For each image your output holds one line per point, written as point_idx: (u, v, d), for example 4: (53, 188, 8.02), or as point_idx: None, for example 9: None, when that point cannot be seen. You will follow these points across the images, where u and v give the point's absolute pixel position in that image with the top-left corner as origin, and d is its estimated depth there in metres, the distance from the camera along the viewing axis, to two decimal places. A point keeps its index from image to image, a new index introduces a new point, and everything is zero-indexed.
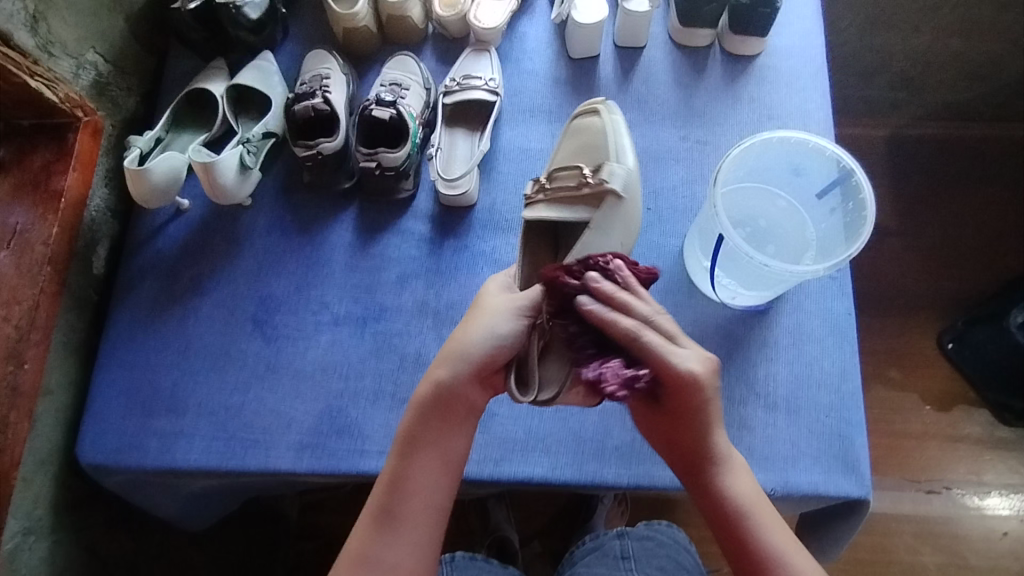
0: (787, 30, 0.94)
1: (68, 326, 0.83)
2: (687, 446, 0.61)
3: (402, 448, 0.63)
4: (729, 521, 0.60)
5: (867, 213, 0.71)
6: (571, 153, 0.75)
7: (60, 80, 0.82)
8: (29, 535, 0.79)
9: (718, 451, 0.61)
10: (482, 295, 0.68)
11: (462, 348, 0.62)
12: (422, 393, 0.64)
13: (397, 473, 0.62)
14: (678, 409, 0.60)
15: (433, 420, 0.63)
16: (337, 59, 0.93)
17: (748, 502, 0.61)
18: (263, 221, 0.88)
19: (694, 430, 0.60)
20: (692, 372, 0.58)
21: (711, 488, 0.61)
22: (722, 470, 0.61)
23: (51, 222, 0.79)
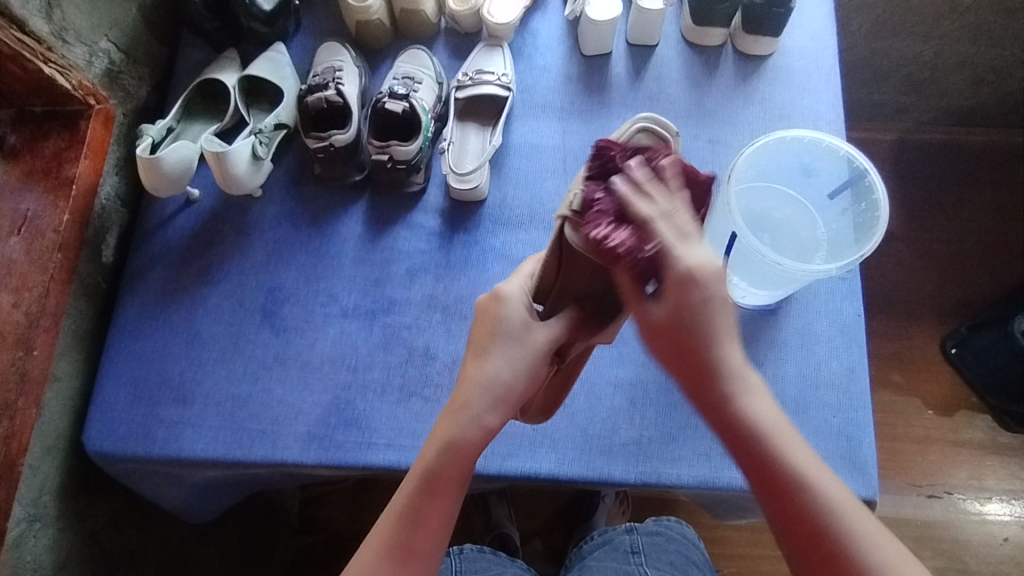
0: (799, 31, 0.94)
1: (77, 314, 0.83)
2: (695, 370, 0.53)
3: (427, 484, 0.56)
4: (760, 457, 0.53)
5: (880, 212, 0.71)
6: None
7: (73, 68, 0.82)
8: (34, 522, 0.79)
9: (733, 372, 0.53)
10: (508, 320, 0.59)
11: (499, 387, 0.57)
12: (472, 440, 0.56)
13: (414, 506, 0.56)
14: (682, 326, 0.52)
15: (457, 457, 0.56)
16: (350, 52, 0.93)
17: (772, 425, 0.54)
18: (273, 212, 0.88)
19: (703, 347, 0.53)
20: (694, 266, 0.52)
21: (731, 414, 0.53)
22: (743, 397, 0.54)
23: (62, 209, 0.79)
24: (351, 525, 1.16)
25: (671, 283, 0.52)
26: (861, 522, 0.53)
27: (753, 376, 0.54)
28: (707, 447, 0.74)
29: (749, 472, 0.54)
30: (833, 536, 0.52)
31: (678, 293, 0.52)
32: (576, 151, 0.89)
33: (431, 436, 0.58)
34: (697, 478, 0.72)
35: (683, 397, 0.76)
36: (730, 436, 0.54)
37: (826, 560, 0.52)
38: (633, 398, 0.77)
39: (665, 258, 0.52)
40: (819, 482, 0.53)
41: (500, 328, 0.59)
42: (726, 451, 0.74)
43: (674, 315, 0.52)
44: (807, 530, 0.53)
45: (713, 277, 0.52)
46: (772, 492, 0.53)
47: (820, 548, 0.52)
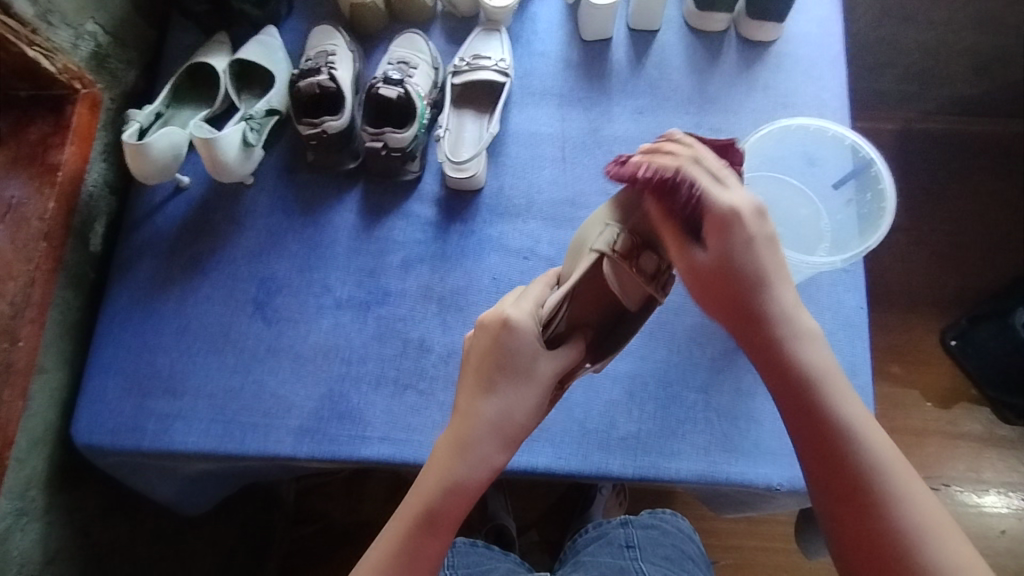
0: (804, 16, 0.92)
1: (64, 303, 0.81)
2: (743, 313, 0.56)
3: (424, 525, 0.55)
4: (803, 393, 0.55)
5: (886, 203, 0.70)
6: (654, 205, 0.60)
7: (58, 51, 0.79)
8: (22, 516, 0.77)
9: (784, 314, 0.56)
10: (519, 350, 0.56)
11: (501, 423, 0.55)
12: (470, 480, 0.55)
13: (410, 549, 0.55)
14: (731, 270, 0.55)
15: (456, 499, 0.55)
16: (344, 35, 0.91)
17: (823, 368, 0.55)
18: (265, 200, 0.86)
19: (748, 287, 0.55)
20: (733, 207, 0.54)
21: (784, 353, 0.55)
22: (793, 336, 0.56)
23: (48, 196, 0.77)
24: (347, 516, 1.16)
25: (713, 231, 0.55)
26: (899, 472, 0.52)
27: (809, 319, 0.57)
28: (706, 442, 0.73)
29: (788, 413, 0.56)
30: (868, 482, 0.52)
31: (718, 234, 0.55)
32: (575, 139, 0.87)
33: (433, 470, 0.56)
34: (696, 473, 0.71)
35: (683, 391, 0.75)
36: (772, 370, 0.56)
37: (862, 509, 0.52)
38: (631, 392, 0.75)
39: (707, 201, 0.55)
40: (860, 423, 0.54)
41: (511, 363, 0.56)
42: (727, 446, 0.72)
43: (716, 260, 0.55)
44: (845, 473, 0.53)
45: (753, 221, 0.55)
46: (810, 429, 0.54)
47: (856, 493, 0.52)
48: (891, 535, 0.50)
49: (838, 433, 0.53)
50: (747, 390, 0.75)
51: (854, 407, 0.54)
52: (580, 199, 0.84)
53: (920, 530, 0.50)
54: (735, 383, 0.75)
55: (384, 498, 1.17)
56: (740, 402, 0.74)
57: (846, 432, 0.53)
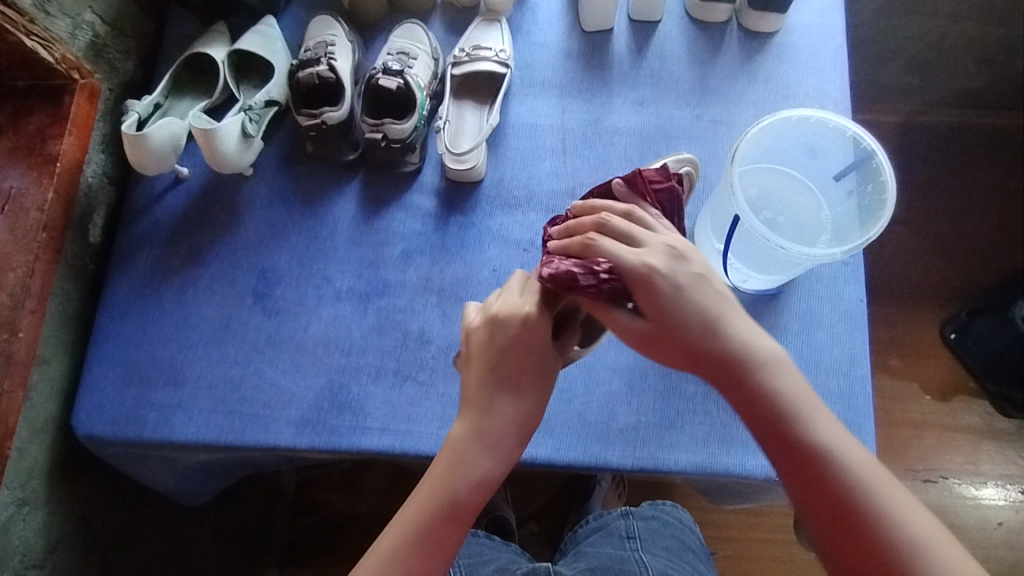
0: (806, 7, 0.91)
1: (64, 294, 0.81)
2: (709, 356, 0.55)
3: (450, 512, 0.55)
4: (780, 428, 0.54)
5: (886, 195, 0.70)
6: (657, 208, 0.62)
7: (56, 40, 0.79)
8: (23, 506, 0.78)
9: (747, 349, 0.55)
10: (538, 346, 0.58)
11: (521, 415, 0.57)
12: (492, 468, 0.56)
13: (435, 536, 0.55)
14: (685, 317, 0.54)
15: (480, 487, 0.56)
16: (343, 25, 0.90)
17: (796, 398, 0.54)
18: (264, 192, 0.86)
19: (704, 333, 0.55)
20: (648, 262, 0.55)
21: (756, 389, 0.54)
22: (762, 368, 0.55)
23: (47, 187, 0.77)
24: (347, 507, 1.16)
25: (649, 299, 0.55)
26: (891, 488, 0.52)
27: (773, 345, 0.56)
28: (704, 433, 0.73)
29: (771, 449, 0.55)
30: (857, 511, 0.52)
31: (644, 290, 0.55)
32: (576, 131, 0.87)
33: (457, 458, 0.56)
34: (695, 464, 0.72)
35: (683, 383, 0.75)
36: (746, 408, 0.55)
37: (857, 539, 0.51)
38: (631, 383, 0.75)
39: (619, 267, 0.55)
40: (841, 447, 0.54)
41: (530, 358, 0.58)
42: (725, 437, 0.73)
43: (662, 316, 0.55)
44: (836, 503, 0.52)
45: (680, 269, 0.55)
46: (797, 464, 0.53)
47: (848, 523, 0.52)
48: (897, 556, 0.50)
49: (822, 462, 0.53)
50: None
51: (832, 428, 0.54)
52: (580, 191, 0.84)
53: (920, 548, 0.50)
54: None
55: (384, 489, 1.17)
56: None
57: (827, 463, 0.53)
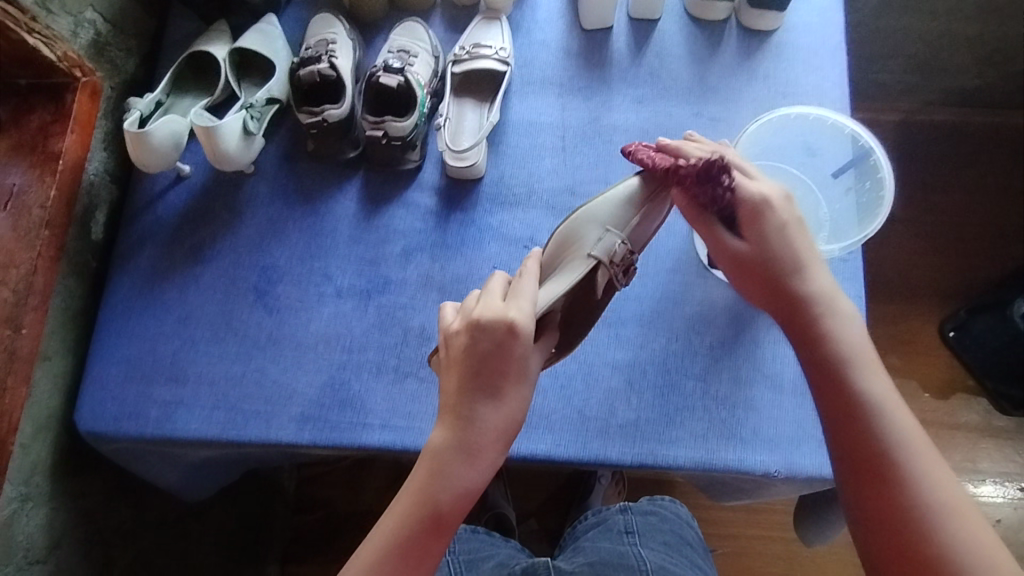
0: (805, 6, 0.92)
1: (67, 291, 0.81)
2: (781, 291, 0.61)
3: (430, 523, 0.55)
4: (834, 367, 0.58)
5: (885, 192, 0.70)
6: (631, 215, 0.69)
7: (58, 38, 0.79)
8: (26, 502, 0.78)
9: (823, 295, 0.60)
10: (523, 354, 0.56)
11: (505, 423, 0.56)
12: (474, 480, 0.55)
13: (415, 548, 0.54)
14: (767, 258, 0.62)
15: (461, 499, 0.55)
16: (344, 24, 0.90)
17: (857, 346, 0.59)
18: (265, 189, 0.86)
19: (785, 271, 0.61)
20: (763, 197, 0.62)
21: (819, 329, 0.59)
22: (830, 314, 0.60)
23: (49, 184, 0.77)
24: (348, 504, 1.17)
25: (750, 228, 0.62)
26: (925, 454, 0.54)
27: (847, 302, 0.61)
28: (703, 429, 0.73)
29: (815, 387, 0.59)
30: (888, 459, 0.54)
31: (752, 219, 0.62)
32: (575, 128, 0.87)
33: (438, 471, 0.55)
34: (693, 459, 0.72)
35: (682, 379, 0.76)
36: (804, 344, 0.60)
37: (881, 486, 0.54)
38: (630, 380, 0.76)
39: (740, 192, 0.62)
40: (889, 404, 0.56)
41: (511, 364, 0.56)
42: (724, 433, 0.73)
43: (756, 248, 0.62)
44: (870, 447, 0.55)
45: (784, 210, 0.62)
46: (837, 404, 0.57)
47: (875, 469, 0.54)
48: (914, 514, 0.52)
49: (866, 407, 0.56)
50: (745, 379, 0.75)
51: (886, 388, 0.57)
52: (580, 189, 0.84)
53: (940, 514, 0.52)
54: (733, 371, 0.76)
55: (385, 487, 1.17)
56: (738, 390, 0.75)
57: (868, 409, 0.56)
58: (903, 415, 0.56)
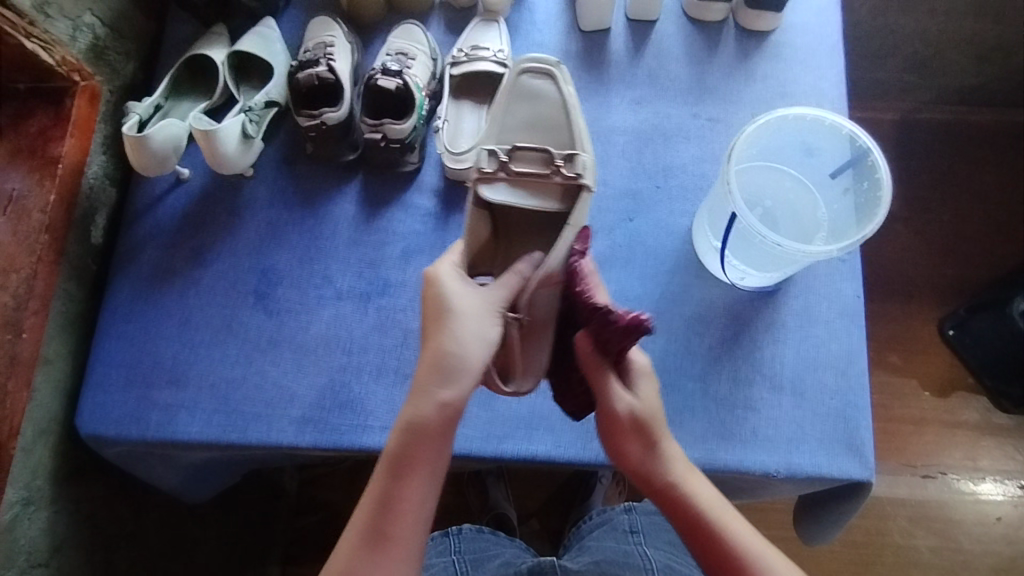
0: (802, 6, 0.92)
1: (67, 295, 0.81)
2: (638, 467, 0.62)
3: (395, 467, 0.58)
4: (705, 532, 0.60)
5: (883, 192, 0.70)
6: (524, 123, 0.74)
7: (57, 43, 0.79)
8: (28, 506, 0.78)
9: (672, 468, 0.62)
10: (451, 295, 0.61)
11: (456, 363, 0.59)
12: (432, 417, 0.58)
13: (388, 493, 0.58)
14: (638, 420, 0.62)
15: (419, 440, 0.58)
16: (342, 27, 0.91)
17: (720, 512, 0.61)
18: (264, 192, 0.86)
19: (641, 444, 0.62)
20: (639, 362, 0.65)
21: (681, 502, 0.61)
22: (684, 485, 0.62)
23: (49, 189, 0.78)
24: (350, 505, 1.17)
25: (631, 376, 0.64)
26: None
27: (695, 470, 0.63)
28: (703, 430, 0.73)
29: (703, 555, 0.60)
30: None
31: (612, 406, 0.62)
32: None
33: (398, 421, 0.60)
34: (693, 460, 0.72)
35: (682, 380, 0.76)
36: (677, 516, 0.61)
37: None
38: None
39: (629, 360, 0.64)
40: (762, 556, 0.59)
41: (441, 305, 0.60)
42: (724, 433, 0.73)
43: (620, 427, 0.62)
44: None
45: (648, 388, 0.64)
46: (726, 570, 0.59)
47: None
48: None
49: (740, 562, 0.58)
50: (746, 379, 0.75)
51: (752, 535, 0.60)
52: None
53: None
54: (733, 372, 0.76)
55: None
56: (739, 391, 0.75)
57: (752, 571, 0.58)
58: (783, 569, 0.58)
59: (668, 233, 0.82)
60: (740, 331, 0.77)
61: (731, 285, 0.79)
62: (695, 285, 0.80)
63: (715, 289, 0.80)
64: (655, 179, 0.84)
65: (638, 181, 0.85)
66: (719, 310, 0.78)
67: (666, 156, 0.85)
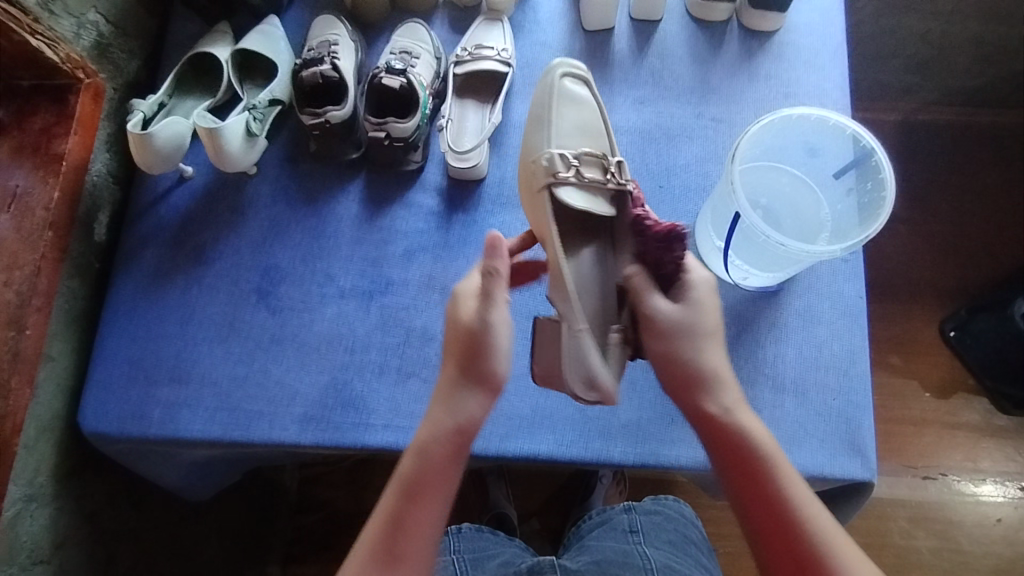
0: (806, 6, 0.92)
1: (70, 293, 0.81)
2: (688, 381, 0.62)
3: (407, 488, 0.59)
4: (750, 463, 0.60)
5: (886, 192, 0.70)
6: (573, 127, 0.71)
7: (61, 40, 0.79)
8: (30, 503, 0.78)
9: (719, 386, 0.62)
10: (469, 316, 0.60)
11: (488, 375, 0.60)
12: (442, 439, 0.60)
13: (401, 512, 0.59)
14: (682, 326, 0.61)
15: (435, 461, 0.59)
16: (346, 25, 0.91)
17: (769, 448, 0.61)
18: (268, 190, 0.86)
19: (693, 350, 0.61)
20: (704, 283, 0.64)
21: (730, 430, 0.61)
22: (731, 413, 0.61)
23: (52, 186, 0.78)
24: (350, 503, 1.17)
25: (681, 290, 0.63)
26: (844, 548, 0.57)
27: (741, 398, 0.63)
28: None
29: (743, 486, 0.60)
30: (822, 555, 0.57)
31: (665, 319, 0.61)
32: None
33: (410, 446, 0.61)
34: (696, 460, 0.72)
35: None
36: (721, 443, 0.61)
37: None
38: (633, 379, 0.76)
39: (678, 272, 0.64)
40: (804, 504, 0.59)
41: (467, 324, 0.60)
42: None
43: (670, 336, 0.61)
44: (794, 534, 0.58)
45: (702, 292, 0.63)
46: (765, 505, 0.59)
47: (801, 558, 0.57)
48: None
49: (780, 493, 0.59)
50: (749, 379, 0.75)
51: (796, 481, 0.60)
52: None
53: None
54: (737, 372, 0.75)
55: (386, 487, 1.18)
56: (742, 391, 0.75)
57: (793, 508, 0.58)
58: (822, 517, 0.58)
59: None
60: (742, 331, 0.77)
61: (733, 285, 0.79)
62: None
63: (717, 288, 0.80)
64: (658, 179, 0.85)
65: (640, 180, 0.85)
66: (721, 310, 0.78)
67: (669, 155, 0.85)
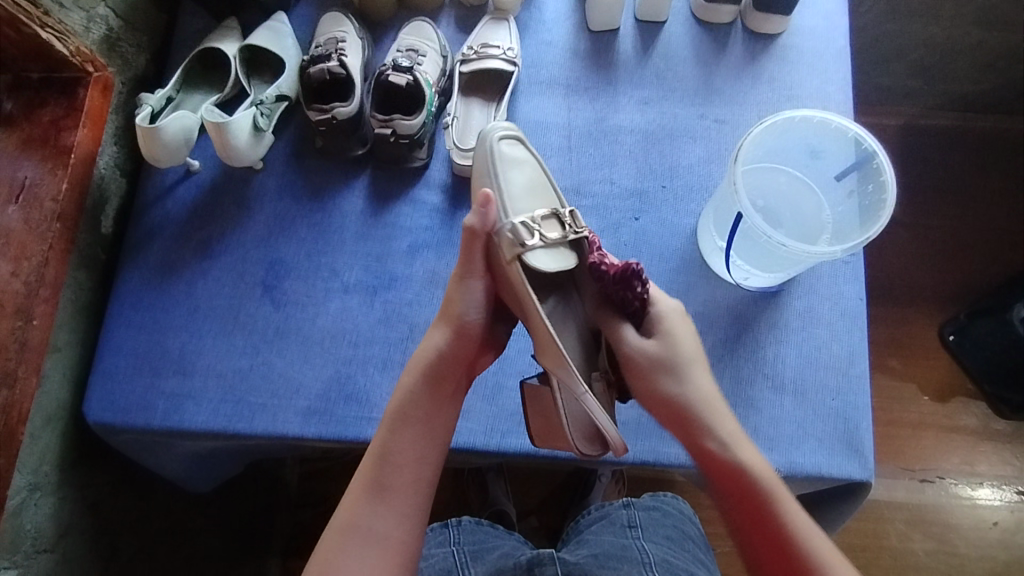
0: (810, 10, 0.93)
1: (77, 283, 0.82)
2: (675, 413, 0.63)
3: (393, 419, 0.63)
4: (749, 493, 0.60)
5: (887, 195, 0.70)
6: (526, 188, 0.68)
7: (71, 33, 0.80)
8: (35, 491, 0.79)
9: (707, 415, 0.63)
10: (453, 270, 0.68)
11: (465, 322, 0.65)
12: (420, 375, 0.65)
13: (386, 446, 0.62)
14: (656, 362, 0.63)
15: (420, 396, 0.64)
16: (353, 22, 0.91)
17: (769, 480, 0.61)
18: (273, 185, 0.87)
19: (669, 376, 0.63)
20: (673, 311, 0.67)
21: (722, 460, 0.62)
22: (721, 442, 0.62)
23: (61, 177, 0.78)
24: None
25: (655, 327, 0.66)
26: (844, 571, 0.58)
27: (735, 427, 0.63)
28: None
29: (743, 516, 0.61)
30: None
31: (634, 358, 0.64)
32: (581, 128, 0.88)
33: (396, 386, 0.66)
34: None
35: None
36: (722, 476, 0.62)
37: None
38: None
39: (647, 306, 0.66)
40: (803, 532, 0.59)
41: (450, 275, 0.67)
42: None
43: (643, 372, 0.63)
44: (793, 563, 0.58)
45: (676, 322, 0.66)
46: (764, 535, 0.60)
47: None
48: None
49: (774, 520, 0.59)
50: (748, 379, 0.76)
51: (795, 508, 0.60)
52: (585, 187, 0.85)
53: None
54: (737, 371, 0.76)
55: None
56: (741, 390, 0.75)
57: (789, 535, 0.59)
58: (821, 543, 0.59)
59: (673, 233, 0.83)
60: (742, 330, 0.78)
61: (734, 284, 0.80)
62: (699, 283, 0.81)
63: (718, 288, 0.80)
64: (661, 179, 0.85)
65: (643, 180, 0.85)
66: (722, 310, 0.79)
67: (672, 156, 0.86)
